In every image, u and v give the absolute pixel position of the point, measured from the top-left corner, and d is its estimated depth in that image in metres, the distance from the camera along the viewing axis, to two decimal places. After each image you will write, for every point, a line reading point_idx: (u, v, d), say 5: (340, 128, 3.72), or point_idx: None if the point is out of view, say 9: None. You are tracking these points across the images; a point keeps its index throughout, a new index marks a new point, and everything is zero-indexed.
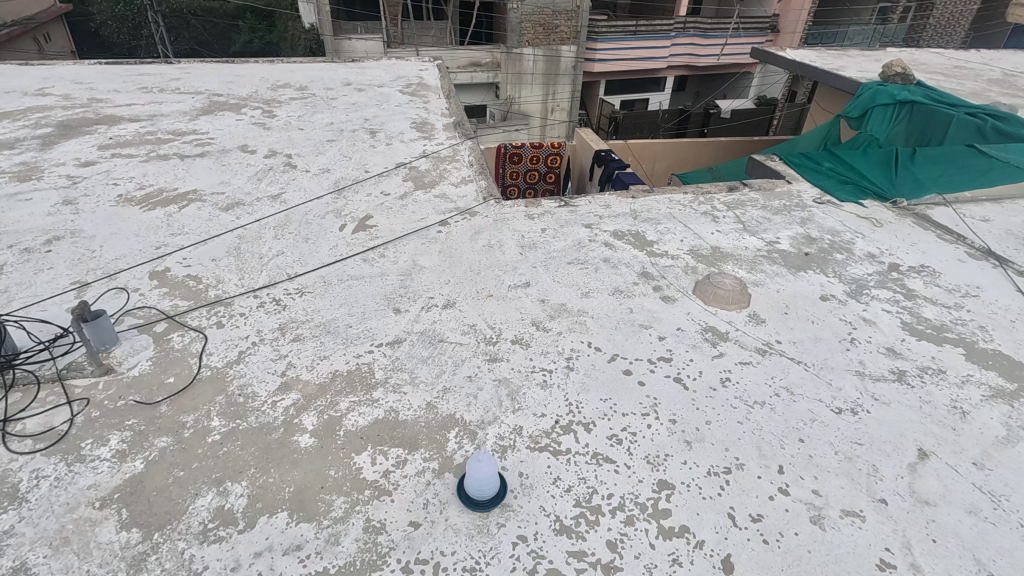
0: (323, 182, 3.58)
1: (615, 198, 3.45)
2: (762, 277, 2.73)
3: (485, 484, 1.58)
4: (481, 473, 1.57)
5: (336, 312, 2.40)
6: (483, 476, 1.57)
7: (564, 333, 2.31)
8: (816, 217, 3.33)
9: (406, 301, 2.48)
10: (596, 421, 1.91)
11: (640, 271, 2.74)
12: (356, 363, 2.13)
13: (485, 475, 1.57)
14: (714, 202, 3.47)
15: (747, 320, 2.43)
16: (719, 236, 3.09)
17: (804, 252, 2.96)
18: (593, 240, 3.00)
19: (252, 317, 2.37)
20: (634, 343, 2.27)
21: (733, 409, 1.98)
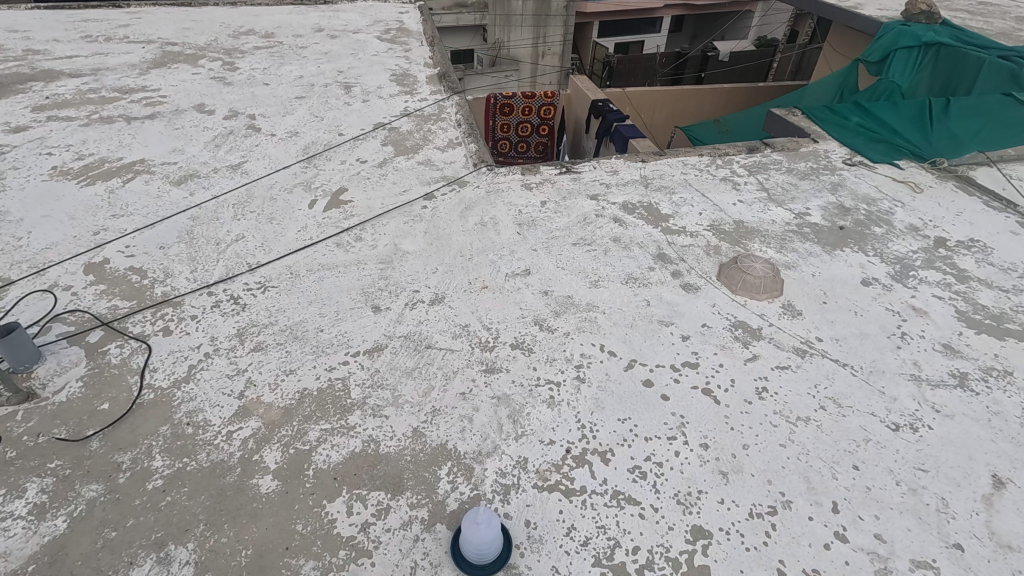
0: (291, 148, 3.14)
1: (622, 163, 3.06)
2: (794, 257, 2.39)
3: (487, 549, 1.29)
4: (481, 539, 1.27)
5: (306, 312, 2.06)
6: (484, 541, 1.27)
7: (571, 334, 1.99)
8: (848, 182, 2.96)
9: (387, 297, 2.14)
10: (615, 450, 1.62)
11: (655, 253, 2.40)
12: (329, 379, 1.81)
13: (486, 540, 1.28)
14: (734, 166, 3.08)
15: (781, 313, 2.11)
16: (742, 208, 2.73)
17: (838, 225, 2.62)
18: (600, 215, 2.64)
19: (205, 320, 2.02)
20: (653, 345, 1.96)
21: (774, 429, 1.69)
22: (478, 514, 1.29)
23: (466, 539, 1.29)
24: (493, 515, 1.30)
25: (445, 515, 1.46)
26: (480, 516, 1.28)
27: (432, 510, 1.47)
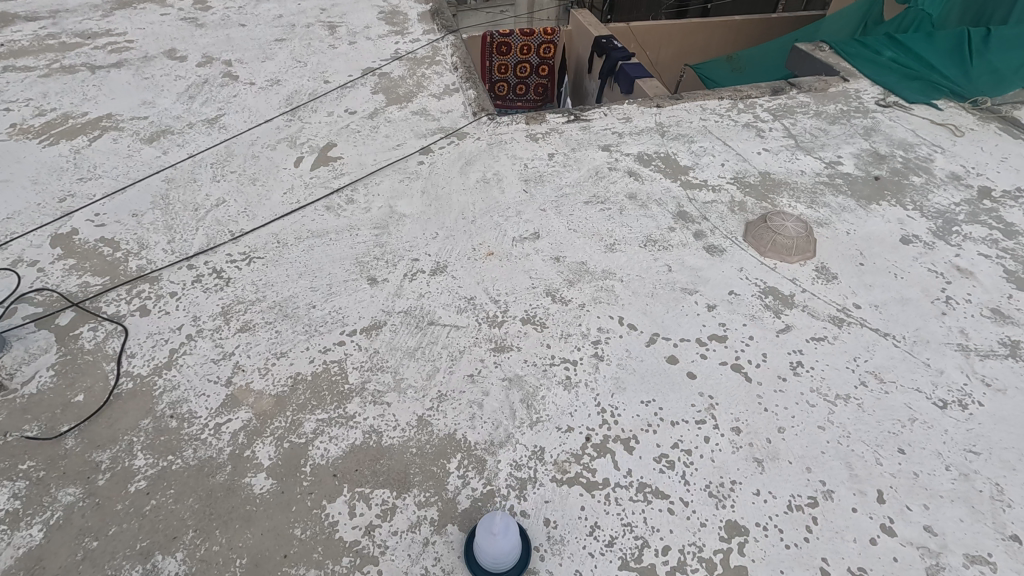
0: (272, 98, 2.87)
1: (635, 109, 2.80)
2: (827, 213, 2.19)
3: (501, 558, 1.17)
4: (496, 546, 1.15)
5: (296, 286, 1.88)
6: (500, 549, 1.15)
7: (587, 307, 1.82)
8: (882, 125, 2.72)
9: (385, 267, 1.96)
10: (639, 437, 1.48)
11: (675, 211, 2.19)
12: (324, 362, 1.66)
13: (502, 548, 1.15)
14: (757, 110, 2.82)
15: (814, 277, 1.93)
16: (768, 157, 2.50)
17: (873, 174, 2.40)
18: (614, 169, 2.41)
19: (185, 297, 1.84)
20: (677, 317, 1.79)
21: (811, 409, 1.55)
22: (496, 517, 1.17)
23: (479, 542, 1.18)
24: (512, 522, 1.18)
25: (456, 515, 1.34)
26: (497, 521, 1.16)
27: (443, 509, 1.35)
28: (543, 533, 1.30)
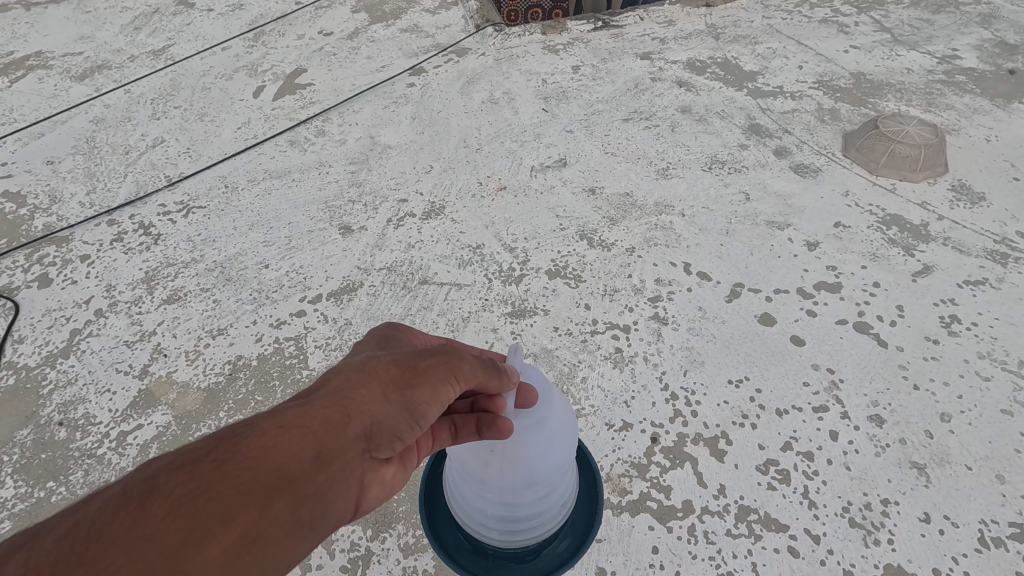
0: (232, 24, 2.36)
1: (679, 11, 2.24)
2: (952, 117, 1.63)
3: (547, 485, 0.79)
4: (540, 461, 0.77)
5: (244, 241, 1.41)
6: (546, 463, 0.77)
7: (638, 252, 1.32)
8: (1004, 11, 2.12)
9: (362, 212, 1.47)
10: (730, 436, 0.99)
11: (745, 125, 1.66)
12: (275, 341, 1.19)
13: (550, 460, 0.78)
14: (835, 2, 2.23)
15: (952, 199, 1.39)
16: (859, 55, 1.92)
17: (1005, 68, 1.82)
18: (658, 79, 1.88)
19: (100, 262, 1.39)
20: (766, 261, 1.28)
21: (986, 386, 1.04)
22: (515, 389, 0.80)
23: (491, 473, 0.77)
24: (551, 390, 0.83)
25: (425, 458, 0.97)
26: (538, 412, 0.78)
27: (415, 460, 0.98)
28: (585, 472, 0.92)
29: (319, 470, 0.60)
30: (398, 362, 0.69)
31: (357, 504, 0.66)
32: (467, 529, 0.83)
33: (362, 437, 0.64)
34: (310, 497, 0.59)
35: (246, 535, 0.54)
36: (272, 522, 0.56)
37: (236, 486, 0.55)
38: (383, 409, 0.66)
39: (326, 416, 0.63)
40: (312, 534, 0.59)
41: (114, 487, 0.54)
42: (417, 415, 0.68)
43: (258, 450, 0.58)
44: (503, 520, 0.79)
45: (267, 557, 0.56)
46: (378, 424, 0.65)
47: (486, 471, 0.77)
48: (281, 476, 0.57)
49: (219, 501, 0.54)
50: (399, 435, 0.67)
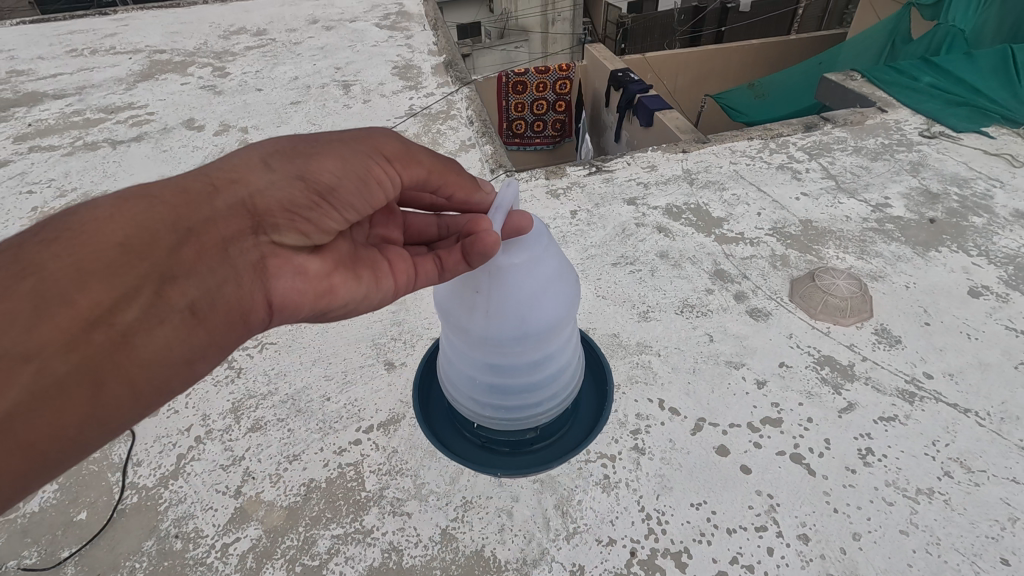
0: None
1: (660, 156, 2.67)
2: (879, 264, 2.01)
3: (540, 326, 1.21)
4: (532, 321, 1.19)
5: (309, 376, 1.77)
6: (536, 324, 1.20)
7: (623, 388, 1.66)
8: (930, 159, 2.54)
9: (402, 349, 1.83)
10: (691, 551, 1.30)
11: (711, 270, 2.03)
12: (339, 466, 1.53)
13: (538, 322, 1.20)
14: (791, 149, 2.66)
15: (875, 342, 1.74)
16: (808, 202, 2.32)
17: (927, 216, 2.22)
18: (641, 224, 2.27)
19: (195, 393, 1.74)
20: (724, 398, 1.62)
21: (889, 509, 1.35)
22: (522, 240, 1.18)
23: (486, 319, 1.19)
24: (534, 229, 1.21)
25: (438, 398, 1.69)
26: (534, 270, 1.18)
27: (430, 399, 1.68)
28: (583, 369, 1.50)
29: (190, 230, 0.98)
30: (283, 151, 1.09)
31: (265, 291, 1.06)
32: (476, 359, 1.27)
33: (242, 205, 1.03)
34: (192, 251, 0.97)
35: (109, 303, 0.88)
36: (148, 270, 0.92)
37: (125, 233, 0.92)
38: (266, 180, 1.05)
39: (210, 186, 1.03)
40: (204, 306, 0.98)
41: (47, 227, 0.92)
42: (314, 202, 1.07)
43: (119, 206, 0.94)
44: (498, 368, 1.27)
45: (152, 292, 0.92)
46: (259, 192, 1.04)
47: (487, 312, 1.18)
48: (148, 236, 0.94)
49: (116, 250, 0.90)
50: (296, 230, 1.08)
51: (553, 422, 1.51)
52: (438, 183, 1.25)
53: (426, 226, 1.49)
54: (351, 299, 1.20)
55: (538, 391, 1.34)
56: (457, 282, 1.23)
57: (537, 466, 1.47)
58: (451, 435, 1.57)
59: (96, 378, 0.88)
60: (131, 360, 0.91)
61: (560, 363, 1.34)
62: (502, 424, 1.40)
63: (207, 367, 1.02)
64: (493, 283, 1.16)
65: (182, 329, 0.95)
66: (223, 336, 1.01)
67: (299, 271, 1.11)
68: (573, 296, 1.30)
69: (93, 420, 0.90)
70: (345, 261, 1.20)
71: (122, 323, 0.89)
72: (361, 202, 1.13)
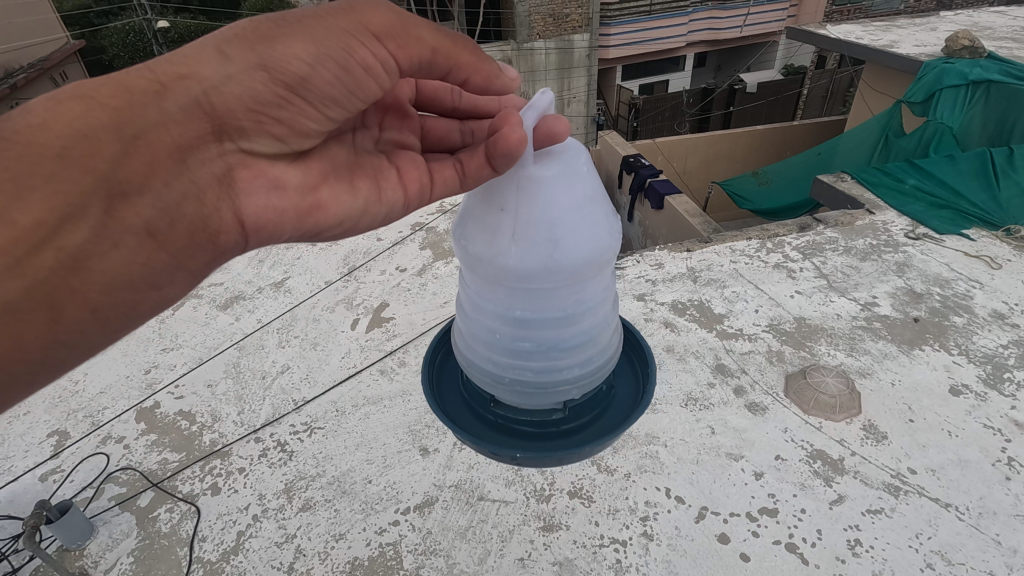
0: (331, 257, 3.09)
1: (666, 254, 2.87)
2: (868, 361, 2.23)
3: (586, 200, 0.92)
4: (568, 246, 0.89)
5: (353, 459, 1.99)
6: (571, 250, 0.89)
7: (633, 477, 1.84)
8: (915, 260, 2.81)
9: (435, 436, 2.04)
10: None
11: (713, 364, 2.23)
12: (380, 545, 1.72)
13: (574, 250, 0.90)
14: (786, 248, 2.90)
15: (863, 438, 1.94)
16: (802, 300, 2.55)
17: (912, 316, 2.46)
18: (650, 319, 2.45)
19: (253, 474, 1.97)
20: (724, 487, 1.79)
21: None
22: (555, 151, 0.95)
23: (510, 244, 0.90)
24: (578, 157, 0.95)
25: (451, 372, 1.30)
26: (570, 184, 0.90)
27: (442, 371, 1.30)
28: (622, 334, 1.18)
29: (128, 143, 0.87)
30: (241, 37, 0.91)
31: (234, 208, 1.01)
32: (494, 315, 0.98)
33: (197, 105, 0.91)
34: (141, 162, 0.89)
35: (53, 221, 0.84)
36: (95, 184, 0.86)
37: (63, 139, 0.84)
38: (221, 71, 0.91)
39: (152, 83, 0.89)
40: (161, 225, 0.93)
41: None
42: (283, 96, 0.95)
43: (53, 108, 0.84)
44: (523, 312, 0.95)
45: (100, 209, 0.87)
46: (213, 87, 0.91)
47: (510, 241, 0.90)
48: (89, 147, 0.85)
49: (54, 161, 0.83)
50: (264, 130, 0.99)
51: (586, 398, 1.11)
52: (448, 65, 1.05)
53: (447, 133, 1.38)
54: (342, 215, 1.13)
55: (569, 352, 1.00)
56: (483, 201, 0.96)
57: (563, 451, 1.01)
58: (461, 415, 1.15)
59: (50, 302, 0.87)
60: (84, 282, 0.89)
61: (598, 334, 1.04)
62: (524, 399, 1.06)
63: (174, 291, 1.02)
64: (522, 197, 0.90)
65: (139, 251, 0.93)
66: (187, 257, 0.99)
67: (274, 185, 1.04)
68: (618, 229, 1.00)
69: (58, 343, 0.92)
70: (339, 169, 1.15)
71: (68, 246, 0.86)
72: (343, 94, 1.00)
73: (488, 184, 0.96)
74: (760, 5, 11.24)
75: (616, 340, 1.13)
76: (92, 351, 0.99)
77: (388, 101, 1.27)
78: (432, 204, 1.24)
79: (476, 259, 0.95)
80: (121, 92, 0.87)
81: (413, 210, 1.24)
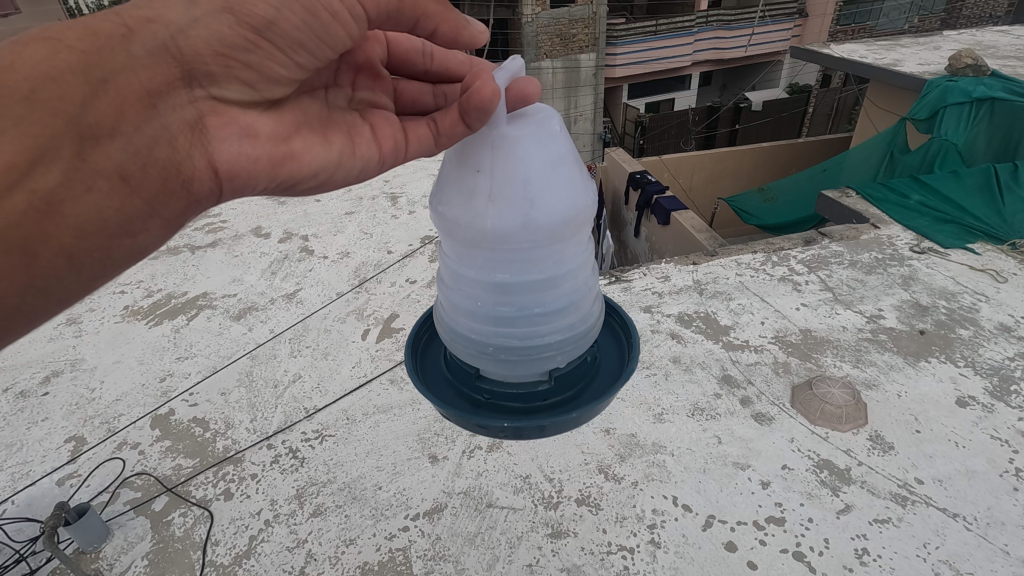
0: (342, 270, 3.15)
1: (672, 267, 2.91)
2: (873, 373, 2.25)
3: (557, 159, 0.96)
4: (543, 203, 0.92)
5: (363, 466, 2.02)
6: (547, 207, 0.93)
7: (640, 485, 1.86)
8: (920, 273, 2.83)
9: (444, 443, 2.06)
10: None
11: (719, 375, 2.25)
12: (390, 550, 1.75)
13: (551, 207, 0.93)
14: (792, 261, 2.93)
15: (869, 448, 1.95)
16: (807, 313, 2.57)
17: (918, 328, 2.48)
18: (656, 330, 2.48)
19: (265, 480, 2.00)
20: (731, 496, 1.81)
21: None
22: (527, 115, 1.00)
23: (488, 205, 0.93)
24: (549, 117, 1.00)
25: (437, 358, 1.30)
26: (543, 143, 0.95)
27: (426, 360, 1.29)
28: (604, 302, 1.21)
29: (98, 86, 0.92)
30: None
31: (207, 155, 1.05)
32: (478, 282, 1.00)
33: (164, 50, 0.96)
34: (110, 105, 0.94)
35: (25, 163, 0.89)
36: (66, 126, 0.91)
37: (33, 81, 0.89)
38: (186, 16, 0.96)
39: (120, 27, 0.94)
40: (133, 168, 0.99)
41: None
42: (250, 41, 1.01)
43: (24, 51, 0.89)
44: (504, 276, 0.97)
45: (72, 151, 0.93)
46: (180, 31, 0.96)
47: (484, 199, 0.93)
48: (60, 90, 0.90)
49: (24, 103, 0.88)
50: (233, 76, 1.03)
51: (571, 369, 1.12)
52: (416, 16, 1.13)
53: (419, 95, 1.44)
54: (316, 165, 1.17)
55: (552, 317, 1.03)
56: (457, 165, 1.00)
57: (552, 418, 1.02)
58: (448, 397, 1.14)
59: (28, 239, 0.93)
60: (60, 224, 0.96)
61: (580, 300, 1.06)
62: (509, 368, 1.08)
63: (150, 239, 1.08)
64: (498, 157, 0.93)
65: (112, 195, 0.98)
66: (160, 204, 1.05)
67: (246, 133, 1.08)
68: (590, 190, 1.04)
69: (37, 283, 0.99)
70: (312, 122, 1.19)
71: (42, 188, 0.92)
72: (309, 38, 1.06)
73: (464, 150, 1.00)
74: (765, 25, 11.40)
75: (598, 310, 1.16)
76: (66, 297, 1.06)
77: (360, 62, 1.31)
78: (408, 161, 1.30)
79: (455, 224, 0.98)
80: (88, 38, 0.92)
81: (386, 167, 1.29)
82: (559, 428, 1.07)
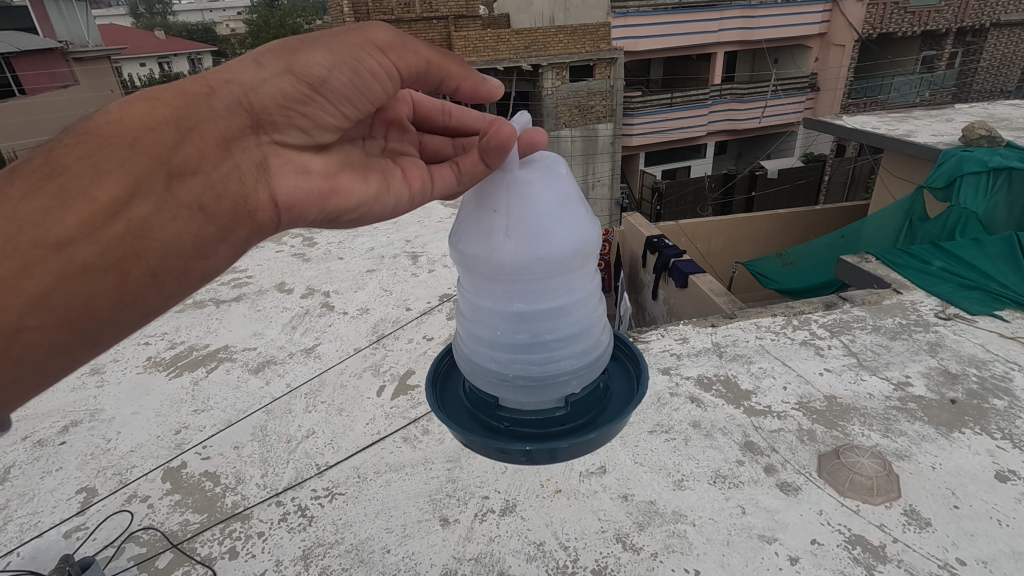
0: (361, 325, 3.19)
1: (691, 329, 2.88)
2: (905, 443, 2.15)
3: (568, 199, 0.99)
4: (556, 238, 0.95)
5: (373, 527, 1.96)
6: (559, 240, 0.96)
7: (660, 556, 1.77)
8: (947, 340, 2.76)
9: (456, 506, 2.00)
10: None
11: (742, 441, 2.17)
12: None
13: (562, 240, 0.96)
14: (813, 326, 2.89)
15: (905, 524, 1.84)
16: (831, 378, 2.51)
17: (948, 397, 2.39)
18: (675, 393, 2.43)
19: (271, 539, 1.95)
20: (758, 572, 1.71)
21: None
22: (535, 158, 1.05)
23: (507, 240, 0.96)
24: (559, 161, 1.04)
25: (455, 386, 1.30)
26: (554, 184, 0.99)
27: (445, 387, 1.29)
28: (615, 330, 1.20)
29: (182, 132, 0.94)
30: (273, 49, 0.99)
31: (270, 189, 1.04)
32: (495, 313, 1.00)
33: (238, 105, 0.97)
34: (194, 147, 0.95)
35: (123, 195, 0.90)
36: (156, 166, 0.92)
37: (135, 129, 0.92)
38: (256, 76, 0.98)
39: (204, 87, 0.96)
40: (210, 201, 0.97)
41: (72, 134, 0.95)
42: (306, 95, 1.02)
43: (129, 107, 0.94)
44: (521, 305, 0.97)
45: (161, 186, 0.93)
46: (251, 90, 0.98)
47: (503, 234, 0.96)
48: (154, 136, 0.92)
49: (126, 149, 0.91)
50: (293, 125, 1.04)
51: (586, 395, 1.11)
52: (441, 77, 1.13)
53: (442, 146, 1.49)
54: (359, 200, 1.17)
55: (565, 345, 1.02)
56: (478, 204, 1.04)
57: (568, 441, 0.99)
58: (466, 423, 1.13)
59: (119, 266, 0.92)
60: (146, 250, 0.94)
61: (592, 329, 1.06)
62: (527, 396, 1.06)
63: (220, 262, 1.04)
64: (514, 197, 0.97)
65: (191, 224, 0.96)
66: (230, 231, 1.02)
67: (302, 170, 1.07)
68: (597, 227, 1.06)
69: (121, 306, 0.96)
70: (354, 164, 1.20)
71: (137, 217, 0.92)
72: (357, 96, 1.07)
73: (483, 192, 1.04)
74: (778, 98, 11.78)
75: (609, 337, 1.16)
76: (148, 319, 1.03)
77: (391, 118, 1.36)
78: (435, 200, 1.28)
79: (474, 259, 1.00)
80: (179, 95, 0.95)
81: (417, 205, 1.30)
82: (575, 454, 1.04)
